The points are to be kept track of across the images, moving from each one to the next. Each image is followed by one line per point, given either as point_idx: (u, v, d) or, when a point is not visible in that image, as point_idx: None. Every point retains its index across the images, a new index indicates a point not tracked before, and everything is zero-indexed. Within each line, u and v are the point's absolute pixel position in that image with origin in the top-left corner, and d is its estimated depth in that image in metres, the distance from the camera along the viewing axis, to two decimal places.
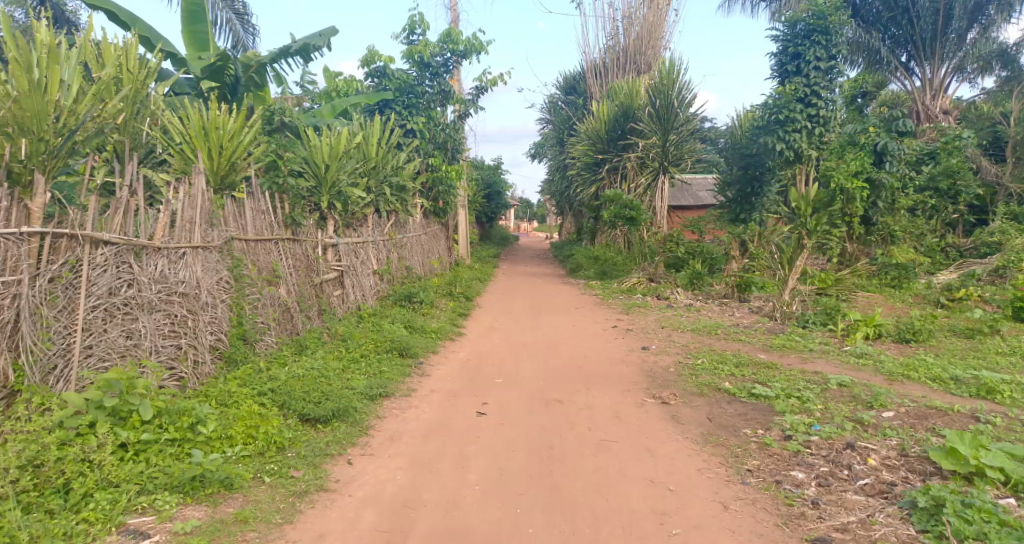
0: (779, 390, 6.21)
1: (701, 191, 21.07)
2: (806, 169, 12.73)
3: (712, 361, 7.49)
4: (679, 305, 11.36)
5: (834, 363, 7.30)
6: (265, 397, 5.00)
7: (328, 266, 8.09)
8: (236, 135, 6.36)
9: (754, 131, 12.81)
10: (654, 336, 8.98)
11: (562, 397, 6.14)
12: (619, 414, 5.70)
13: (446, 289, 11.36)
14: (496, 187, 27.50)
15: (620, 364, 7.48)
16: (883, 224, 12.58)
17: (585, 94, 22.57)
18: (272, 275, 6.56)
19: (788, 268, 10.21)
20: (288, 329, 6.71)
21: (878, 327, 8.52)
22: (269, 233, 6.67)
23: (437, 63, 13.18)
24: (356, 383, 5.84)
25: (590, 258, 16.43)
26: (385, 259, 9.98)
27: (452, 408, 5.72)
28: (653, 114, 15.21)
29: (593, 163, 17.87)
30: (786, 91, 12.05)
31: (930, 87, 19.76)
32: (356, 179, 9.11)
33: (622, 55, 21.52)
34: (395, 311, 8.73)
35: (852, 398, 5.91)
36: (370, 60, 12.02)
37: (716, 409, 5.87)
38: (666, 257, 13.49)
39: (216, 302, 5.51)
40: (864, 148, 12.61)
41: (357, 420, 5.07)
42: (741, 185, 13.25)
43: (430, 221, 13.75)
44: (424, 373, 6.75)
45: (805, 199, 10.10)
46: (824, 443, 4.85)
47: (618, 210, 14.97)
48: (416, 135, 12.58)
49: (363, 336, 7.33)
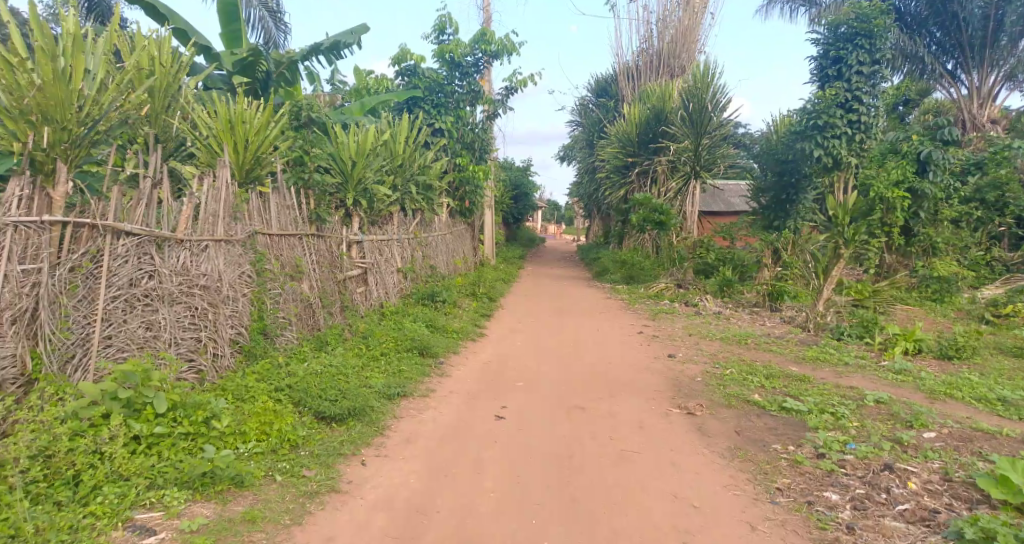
0: (811, 404, 5.95)
1: (733, 197, 20.68)
2: (844, 176, 12.34)
3: (741, 371, 7.25)
4: (707, 312, 11.08)
5: (871, 379, 7.00)
6: (283, 393, 4.94)
7: (352, 263, 8.06)
8: (262, 129, 6.32)
9: (790, 136, 12.48)
10: (681, 344, 8.75)
11: (584, 404, 5.97)
12: (642, 423, 5.52)
13: (469, 289, 11.27)
14: (524, 189, 27.41)
15: (645, 371, 7.29)
16: (925, 235, 12.11)
17: (616, 96, 22.32)
18: (295, 270, 6.51)
19: (823, 279, 9.90)
20: (310, 325, 6.67)
21: (917, 342, 8.17)
22: (293, 227, 6.63)
23: (467, 63, 13.09)
24: (374, 381, 5.75)
25: (617, 262, 16.20)
26: (410, 258, 9.92)
27: (471, 411, 5.59)
28: (686, 118, 14.93)
29: (623, 166, 17.62)
30: (826, 96, 11.67)
31: (978, 95, 19.15)
32: (382, 176, 9.06)
33: (655, 58, 21.24)
34: (418, 310, 8.65)
35: (890, 416, 5.64)
36: (401, 58, 11.97)
37: (744, 422, 5.65)
38: (695, 263, 13.22)
39: (238, 295, 5.47)
40: (906, 157, 12.26)
41: (374, 420, 4.97)
42: (776, 192, 12.94)
43: (455, 220, 13.67)
44: (444, 374, 6.64)
45: (842, 207, 9.77)
46: (860, 463, 4.61)
47: (648, 214, 14.72)
48: (444, 135, 12.51)
49: (384, 334, 7.25)
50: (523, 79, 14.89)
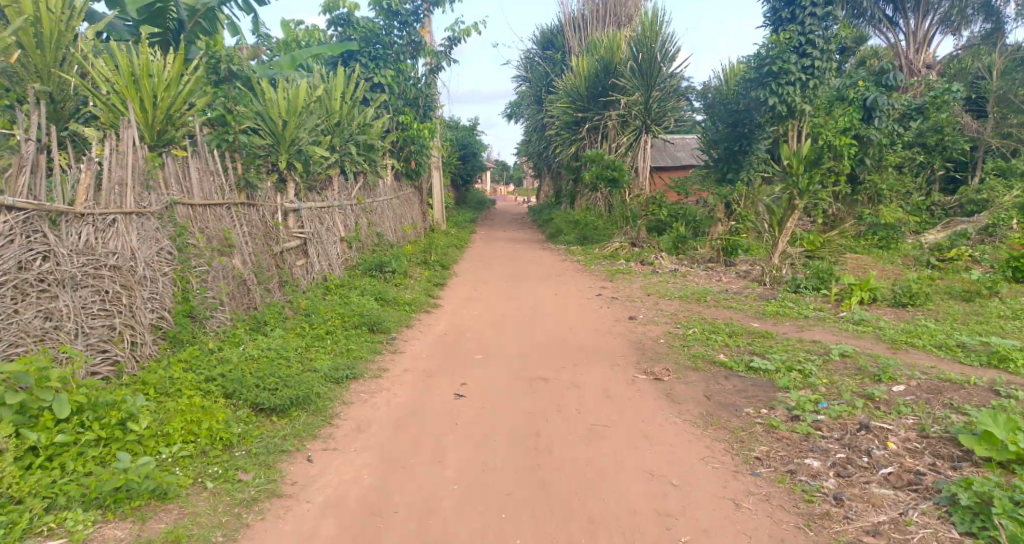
0: (779, 362, 5.78)
1: (680, 150, 20.60)
2: (797, 125, 12.16)
3: (704, 330, 7.05)
4: (664, 270, 10.88)
5: (832, 331, 6.90)
6: (216, 381, 4.41)
7: (290, 234, 7.45)
8: (172, 84, 5.54)
9: (744, 84, 12.21)
10: (640, 305, 8.51)
11: (547, 375, 5.65)
12: (609, 393, 5.24)
13: (420, 256, 10.75)
14: (471, 148, 26.72)
15: (606, 335, 7.02)
16: (870, 183, 12.24)
17: (562, 49, 21.68)
18: (224, 245, 5.87)
19: (778, 231, 9.81)
20: (245, 304, 6.09)
21: (872, 291, 8.13)
22: (219, 197, 5.97)
23: (406, 11, 12.26)
24: (319, 364, 5.26)
25: (570, 222, 15.92)
26: (354, 225, 9.31)
27: (427, 390, 5.19)
28: (636, 69, 14.51)
29: (573, 122, 17.15)
30: (780, 40, 11.41)
31: (914, 40, 19.34)
32: (318, 136, 8.38)
33: (601, 7, 20.66)
34: (365, 282, 8.12)
35: (857, 370, 5.50)
36: (333, 7, 11.06)
37: (713, 385, 5.44)
38: (648, 220, 13.05)
39: (156, 275, 4.85)
40: (852, 104, 12.38)
41: (320, 408, 4.51)
42: (728, 143, 12.83)
43: (401, 184, 13.01)
44: (396, 350, 6.19)
45: (796, 156, 9.58)
46: (835, 424, 4.44)
47: (600, 170, 14.34)
48: (384, 91, 11.74)
49: (329, 310, 6.74)
50: (466, 29, 14.13)
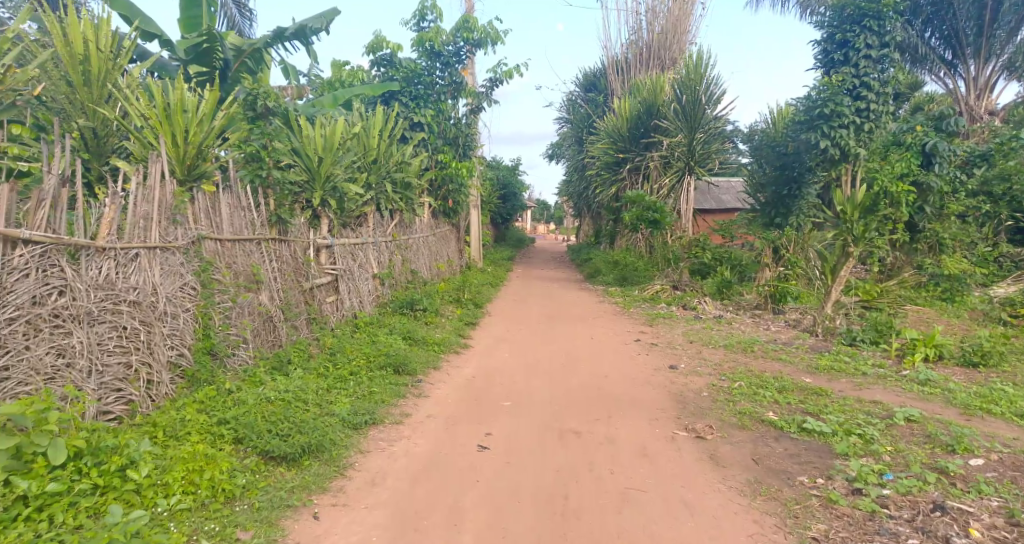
0: (836, 425, 5.26)
1: (726, 194, 20.13)
2: (850, 168, 11.52)
3: (751, 385, 6.54)
4: (707, 316, 10.40)
5: (895, 392, 6.32)
6: (228, 424, 4.19)
7: (321, 270, 7.34)
8: (205, 119, 5.48)
9: (794, 127, 11.80)
10: (681, 353, 8.05)
11: (579, 427, 5.27)
12: (646, 451, 4.84)
13: (453, 294, 10.54)
14: (512, 188, 26.77)
15: (644, 385, 6.59)
16: (930, 231, 11.56)
17: (606, 91, 21.67)
18: (251, 280, 5.73)
19: (832, 279, 9.22)
20: (269, 340, 5.92)
21: (938, 348, 7.50)
22: (249, 232, 5.86)
23: (449, 52, 12.34)
24: (339, 408, 5.00)
25: (609, 263, 15.57)
26: (388, 262, 9.17)
27: (450, 440, 4.87)
28: (679, 111, 14.27)
29: (614, 163, 16.94)
30: (832, 82, 10.99)
31: (975, 86, 18.63)
32: (353, 173, 8.32)
33: (645, 51, 20.63)
34: (396, 321, 7.92)
35: (926, 438, 4.96)
36: (377, 47, 11.19)
37: (762, 447, 4.97)
38: (691, 263, 12.73)
39: (178, 311, 4.70)
40: (910, 149, 11.86)
41: (333, 457, 4.23)
42: (777, 187, 12.35)
43: (438, 221, 12.94)
44: (421, 394, 5.90)
45: (850, 202, 9.13)
46: (904, 501, 3.95)
47: (641, 212, 13.99)
48: (424, 129, 11.76)
49: (355, 349, 6.53)
50: (508, 70, 14.14)
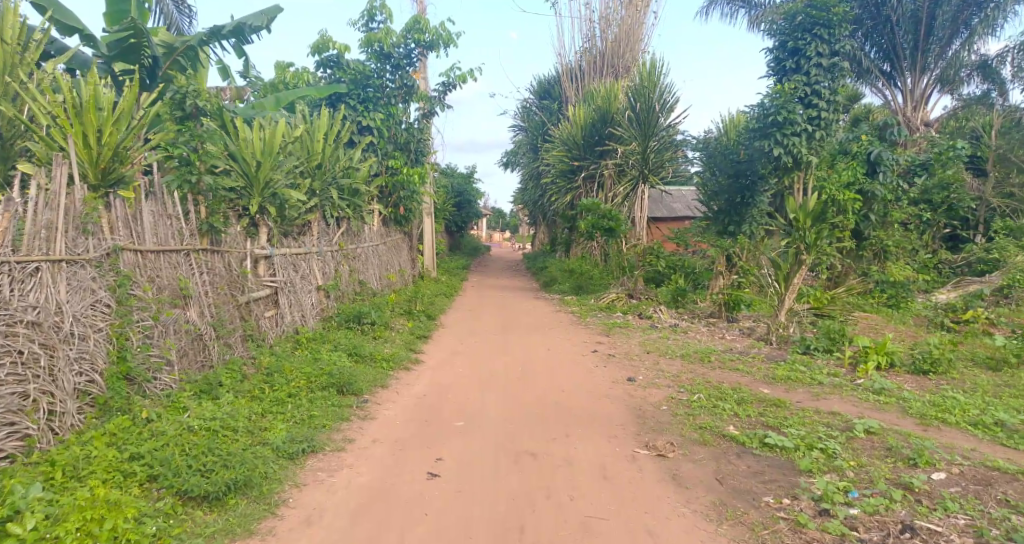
0: (797, 439, 5.11)
1: (676, 202, 20.23)
2: (802, 176, 11.72)
3: (710, 397, 6.37)
4: (663, 325, 10.27)
5: (852, 402, 6.24)
6: (143, 461, 3.75)
7: (259, 282, 6.86)
8: (122, 118, 4.96)
9: (747, 135, 11.84)
10: (639, 364, 7.85)
11: (535, 448, 4.97)
12: (606, 472, 4.57)
13: (404, 306, 10.13)
14: (466, 196, 26.45)
15: (602, 399, 6.34)
16: (876, 238, 11.85)
17: (559, 98, 21.60)
18: (177, 295, 5.24)
19: (785, 287, 9.18)
20: (199, 361, 5.44)
21: (890, 355, 7.50)
22: (176, 242, 5.37)
23: (399, 54, 11.94)
24: (273, 436, 4.58)
25: (565, 272, 15.39)
26: (333, 273, 8.71)
27: (396, 467, 4.49)
28: (633, 118, 14.23)
29: (568, 170, 16.82)
30: (784, 90, 11.07)
31: (911, 98, 19.25)
32: (295, 178, 7.86)
33: (599, 59, 20.66)
34: (341, 336, 7.48)
35: (887, 451, 4.84)
36: (322, 48, 10.73)
37: (725, 464, 4.76)
38: (646, 271, 12.68)
39: (87, 332, 4.25)
40: (856, 158, 12.25)
41: (264, 492, 3.82)
42: (730, 195, 12.35)
43: (389, 230, 12.51)
44: (367, 416, 5.51)
45: (803, 210, 9.13)
46: (873, 522, 3.79)
47: (597, 220, 13.76)
48: (372, 133, 11.34)
49: (295, 368, 6.07)
50: (461, 75, 13.85)
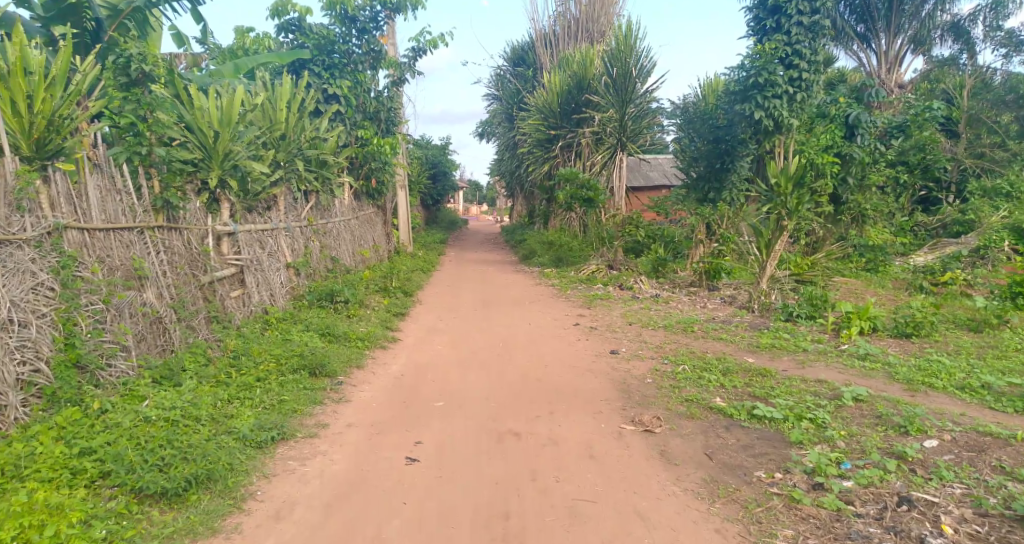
0: (786, 409, 4.96)
1: (652, 171, 20.04)
2: (783, 140, 11.51)
3: (695, 368, 6.23)
4: (644, 296, 10.11)
5: (838, 369, 6.13)
6: (94, 457, 3.47)
7: (223, 261, 6.52)
8: (55, 82, 4.57)
9: (727, 99, 11.70)
10: (621, 336, 7.67)
11: (519, 428, 4.77)
12: (592, 451, 4.39)
13: (379, 282, 9.82)
14: (441, 167, 25.96)
15: (586, 374, 6.15)
16: (854, 202, 11.60)
17: (534, 65, 21.14)
18: (132, 276, 4.89)
19: (766, 254, 9.06)
20: (159, 345, 5.10)
21: (873, 320, 7.41)
22: (128, 219, 4.99)
23: (364, 18, 11.43)
24: (240, 423, 4.31)
25: (544, 244, 15.15)
26: (303, 249, 8.37)
27: (373, 453, 4.26)
28: (609, 84, 13.92)
29: (545, 140, 16.49)
30: (765, 50, 10.85)
31: (886, 59, 19.15)
32: (258, 150, 7.46)
33: (573, 24, 20.18)
34: (313, 315, 7.17)
35: (877, 419, 4.72)
36: (282, 11, 10.18)
37: (714, 438, 4.61)
38: (625, 241, 12.47)
39: (29, 317, 3.94)
40: (835, 120, 12.15)
41: (229, 486, 3.55)
42: (709, 161, 12.21)
43: (362, 203, 12.13)
44: (341, 398, 5.25)
45: (784, 174, 8.85)
46: (869, 495, 3.66)
47: (575, 190, 13.49)
48: (340, 102, 10.88)
49: (264, 350, 5.78)
50: (431, 40, 13.34)
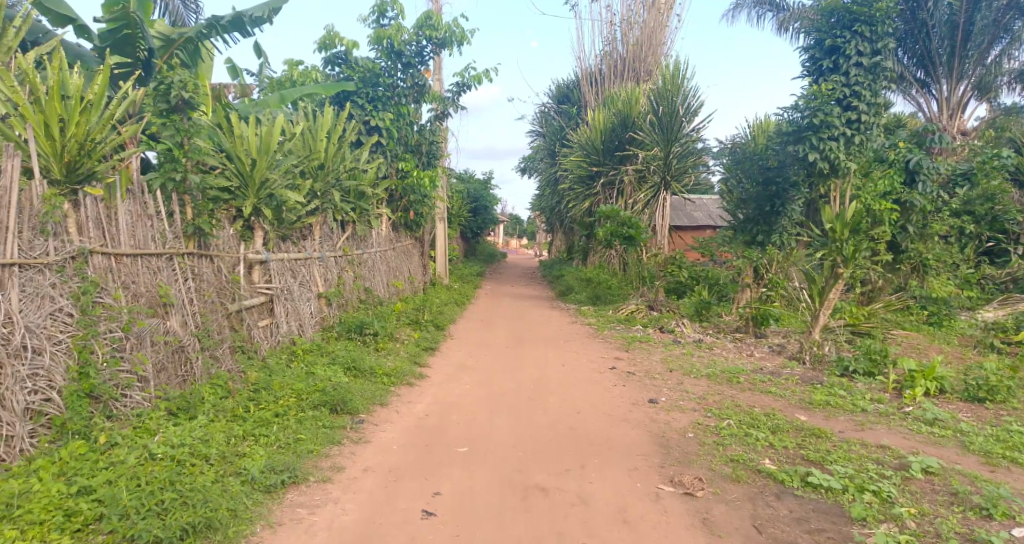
0: (845, 478, 4.47)
1: (696, 212, 19.51)
2: (839, 185, 11.07)
3: (741, 424, 5.75)
4: (687, 340, 9.64)
5: (902, 434, 5.58)
6: (91, 497, 3.28)
7: (253, 289, 6.41)
8: (91, 106, 4.50)
9: (779, 139, 11.29)
10: (661, 385, 7.23)
11: (546, 482, 4.40)
12: (627, 515, 3.99)
13: (411, 315, 9.61)
14: (482, 201, 26.01)
15: (622, 425, 5.75)
16: (914, 251, 11.07)
17: (579, 103, 21.08)
18: (157, 304, 4.76)
19: (819, 302, 8.48)
20: (180, 375, 4.94)
21: (939, 381, 6.81)
22: (156, 245, 4.88)
23: (410, 53, 11.48)
24: (251, 464, 4.06)
25: (582, 281, 14.80)
26: (336, 279, 8.24)
27: (387, 503, 3.95)
28: (654, 123, 13.64)
29: (587, 176, 16.26)
30: (822, 91, 10.43)
31: (947, 106, 18.40)
32: (295, 179, 7.40)
33: (620, 63, 20.11)
34: (341, 348, 6.98)
35: (953, 497, 4.20)
36: (329, 44, 10.30)
37: (763, 507, 4.16)
38: (667, 282, 12.13)
39: (43, 344, 3.82)
40: (893, 165, 11.69)
41: (229, 536, 3.30)
42: (759, 203, 11.55)
43: (399, 235, 12.07)
44: (361, 439, 4.98)
45: (840, 220, 8.30)
46: None
47: (616, 227, 13.17)
48: (381, 134, 10.88)
49: (285, 383, 5.57)
50: (476, 75, 13.36)
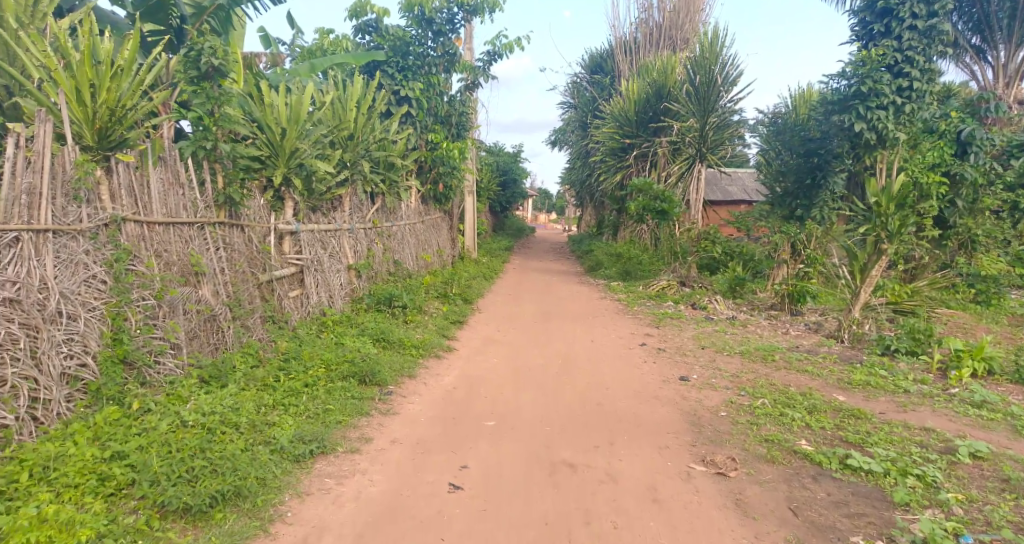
0: (887, 461, 4.30)
1: (730, 187, 18.99)
2: (886, 155, 10.55)
3: (776, 403, 5.59)
4: (720, 317, 9.44)
5: (948, 417, 5.35)
6: (124, 462, 3.31)
7: (283, 260, 6.42)
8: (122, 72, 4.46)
9: (823, 109, 10.86)
10: (693, 362, 7.08)
11: (575, 459, 4.33)
12: (658, 494, 3.89)
13: (440, 288, 9.58)
14: (512, 174, 25.80)
15: (653, 402, 5.63)
16: (963, 227, 10.62)
17: (612, 73, 20.55)
18: (189, 273, 4.78)
19: (860, 280, 8.20)
20: (212, 344, 4.97)
21: (988, 361, 6.52)
22: (187, 214, 4.88)
23: (440, 20, 11.25)
24: (280, 433, 4.07)
25: (612, 256, 14.60)
26: (365, 251, 8.22)
27: (415, 475, 3.92)
28: (691, 93, 13.21)
29: (619, 148, 15.90)
30: (871, 57, 9.95)
31: (1004, 73, 17.48)
32: (324, 149, 7.34)
33: (655, 31, 19.55)
34: (370, 319, 6.97)
35: (1003, 484, 4.00)
36: (359, 12, 10.15)
37: (800, 489, 4.02)
38: (700, 257, 11.88)
39: (77, 311, 3.84)
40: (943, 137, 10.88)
41: (258, 504, 3.31)
42: (799, 176, 11.19)
43: (429, 207, 12.01)
44: (389, 410, 4.96)
45: (885, 193, 7.99)
46: None
47: (648, 201, 12.94)
48: (411, 104, 10.75)
49: (314, 353, 5.58)
50: (507, 44, 13.09)
